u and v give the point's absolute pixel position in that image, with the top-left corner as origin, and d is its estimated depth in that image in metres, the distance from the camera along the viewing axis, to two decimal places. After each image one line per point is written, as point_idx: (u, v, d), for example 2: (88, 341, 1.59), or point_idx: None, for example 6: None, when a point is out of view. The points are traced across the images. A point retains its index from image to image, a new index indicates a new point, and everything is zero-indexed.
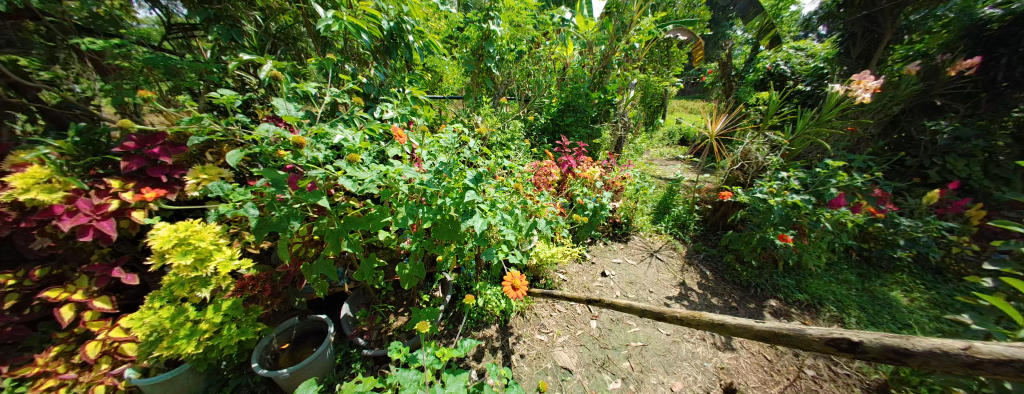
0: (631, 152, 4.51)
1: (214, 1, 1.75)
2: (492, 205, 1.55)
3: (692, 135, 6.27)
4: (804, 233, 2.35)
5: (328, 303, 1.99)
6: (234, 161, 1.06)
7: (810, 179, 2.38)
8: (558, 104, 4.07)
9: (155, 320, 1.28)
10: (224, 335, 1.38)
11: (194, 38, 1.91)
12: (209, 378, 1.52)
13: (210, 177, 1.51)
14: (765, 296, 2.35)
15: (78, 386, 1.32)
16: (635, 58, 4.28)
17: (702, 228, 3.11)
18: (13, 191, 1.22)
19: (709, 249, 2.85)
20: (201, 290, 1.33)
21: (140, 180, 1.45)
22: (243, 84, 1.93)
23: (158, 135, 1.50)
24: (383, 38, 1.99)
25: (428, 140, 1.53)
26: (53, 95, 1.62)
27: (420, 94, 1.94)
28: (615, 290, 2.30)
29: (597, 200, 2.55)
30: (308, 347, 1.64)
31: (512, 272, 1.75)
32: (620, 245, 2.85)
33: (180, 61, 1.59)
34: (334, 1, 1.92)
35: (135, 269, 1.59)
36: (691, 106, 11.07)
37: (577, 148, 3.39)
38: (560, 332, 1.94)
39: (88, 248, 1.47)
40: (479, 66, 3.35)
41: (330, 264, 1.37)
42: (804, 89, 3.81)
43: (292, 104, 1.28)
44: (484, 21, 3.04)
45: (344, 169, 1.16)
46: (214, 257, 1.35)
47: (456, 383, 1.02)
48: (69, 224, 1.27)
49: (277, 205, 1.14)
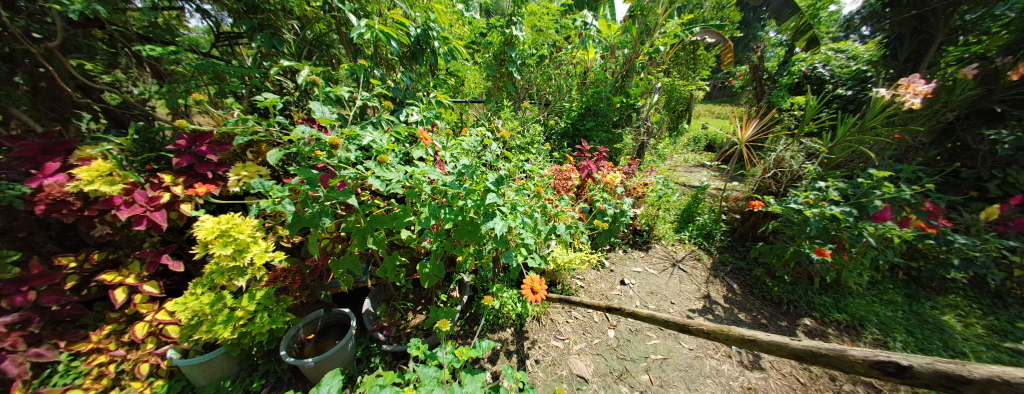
0: (654, 158, 4.41)
1: (258, 11, 1.89)
2: (512, 208, 1.55)
3: (719, 141, 6.05)
4: (845, 247, 2.19)
5: (351, 297, 2.06)
6: (274, 160, 1.13)
7: (851, 190, 2.21)
8: (579, 109, 4.02)
9: (196, 306, 1.38)
10: (256, 323, 1.45)
11: (238, 46, 2.15)
12: (242, 362, 1.61)
13: (250, 174, 1.60)
14: (798, 314, 2.21)
15: (126, 363, 1.45)
16: (659, 61, 4.21)
17: (729, 239, 2.98)
18: (80, 182, 1.34)
19: (737, 261, 2.72)
20: (238, 280, 1.41)
21: (189, 176, 1.58)
22: (282, 88, 2.07)
23: (206, 135, 1.63)
24: (410, 44, 2.08)
25: (451, 142, 1.57)
26: (114, 96, 1.79)
27: (444, 98, 2.00)
28: (635, 299, 2.24)
29: (618, 206, 2.50)
30: (331, 339, 1.70)
31: (531, 275, 1.74)
32: (641, 254, 2.78)
33: (226, 67, 1.70)
34: (366, 10, 2.02)
35: (181, 257, 1.71)
36: (718, 111, 10.60)
37: (598, 152, 3.34)
38: (576, 339, 1.91)
39: (141, 236, 1.61)
40: (500, 70, 3.42)
41: (355, 259, 1.42)
42: (846, 93, 3.70)
43: (328, 107, 1.35)
44: (507, 26, 3.13)
45: (373, 169, 1.20)
46: (251, 249, 1.44)
47: (473, 383, 1.01)
48: (126, 214, 1.38)
49: (310, 202, 1.20)
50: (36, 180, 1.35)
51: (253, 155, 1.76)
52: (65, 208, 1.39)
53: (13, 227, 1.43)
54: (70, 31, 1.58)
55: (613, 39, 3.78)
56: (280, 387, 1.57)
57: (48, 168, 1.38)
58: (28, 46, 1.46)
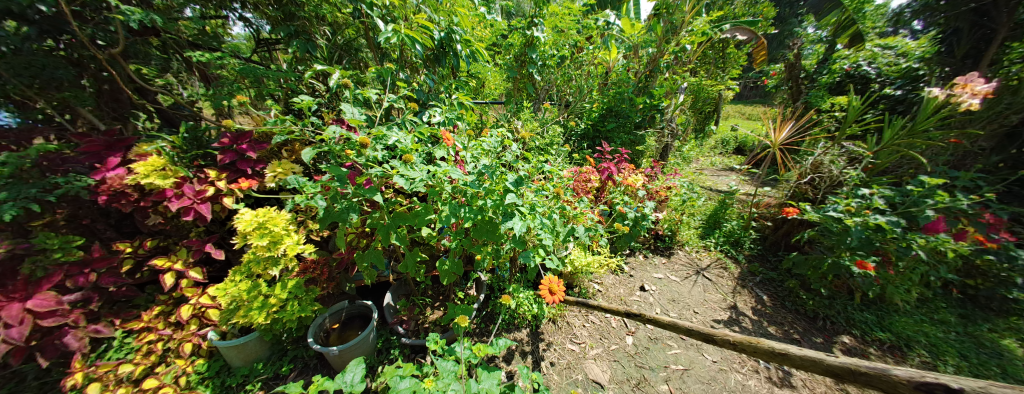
0: (678, 161, 4.28)
1: (295, 19, 2.01)
2: (531, 208, 1.56)
3: (750, 143, 5.76)
4: (890, 261, 2.03)
5: (374, 291, 2.13)
6: (308, 158, 1.20)
7: (899, 198, 2.04)
8: (600, 110, 3.95)
9: (235, 292, 1.48)
10: (288, 310, 1.54)
11: (275, 51, 2.27)
12: (273, 347, 1.71)
13: (284, 171, 1.72)
14: (835, 331, 2.07)
15: (172, 342, 1.58)
16: (685, 60, 4.08)
17: (759, 247, 2.83)
18: (137, 175, 1.47)
19: (767, 271, 2.58)
20: (272, 269, 1.51)
21: (231, 172, 1.71)
22: (315, 91, 2.19)
23: (247, 134, 1.76)
24: (434, 47, 2.15)
25: (472, 143, 1.60)
26: (166, 98, 2.01)
27: (466, 99, 2.05)
28: (655, 306, 2.18)
29: (639, 209, 2.45)
30: (354, 329, 1.77)
31: (549, 276, 1.74)
32: (663, 260, 2.70)
33: (266, 70, 1.82)
34: (393, 15, 2.10)
35: (222, 246, 1.86)
36: (749, 111, 10.10)
37: (619, 154, 3.27)
38: (592, 344, 1.88)
39: (188, 227, 1.76)
40: (521, 72, 3.45)
41: (379, 254, 1.46)
42: (893, 93, 3.35)
43: (358, 109, 1.42)
44: (528, 28, 3.17)
45: (398, 168, 1.24)
46: (285, 240, 1.53)
47: (490, 380, 1.02)
48: (176, 205, 1.51)
49: (339, 198, 1.26)
50: (100, 173, 1.49)
51: (287, 153, 1.87)
52: (124, 198, 1.54)
53: (79, 214, 1.61)
54: (130, 38, 1.75)
55: (636, 38, 3.68)
56: (306, 373, 1.66)
57: (110, 162, 1.53)
58: (95, 52, 1.63)
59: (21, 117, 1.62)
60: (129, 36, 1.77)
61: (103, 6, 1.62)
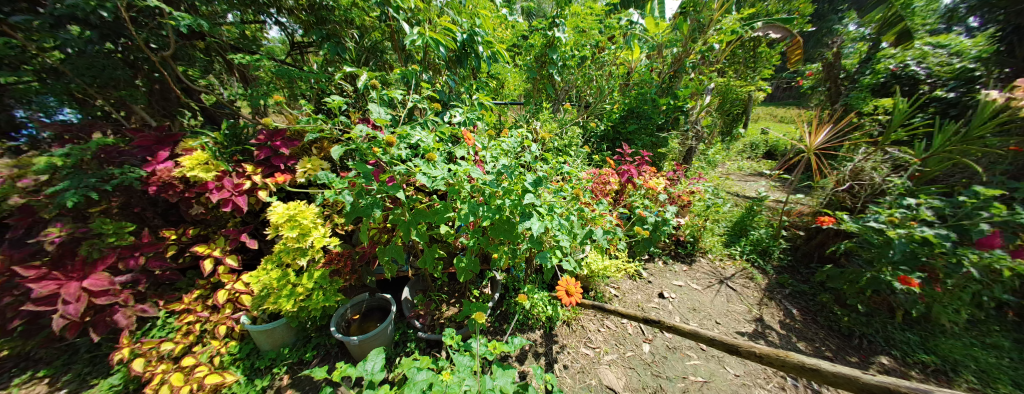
0: (702, 165, 4.13)
1: (326, 23, 2.11)
2: (549, 209, 1.56)
3: (782, 147, 5.46)
4: (938, 278, 1.87)
5: (393, 285, 2.19)
6: (337, 155, 1.25)
7: (950, 210, 1.88)
8: (621, 111, 3.83)
9: (267, 279, 1.58)
10: (313, 299, 1.61)
11: (307, 53, 2.40)
12: (298, 334, 1.80)
13: (313, 167, 1.80)
14: (873, 351, 1.93)
15: (209, 323, 1.69)
16: (713, 60, 3.93)
17: (789, 258, 2.68)
18: (184, 168, 1.61)
19: (797, 284, 2.44)
20: (300, 259, 1.58)
21: (266, 166, 1.82)
22: (343, 91, 2.29)
23: (280, 131, 1.86)
24: (456, 49, 2.19)
25: (491, 143, 1.62)
26: (208, 98, 2.17)
27: (486, 100, 2.08)
28: (674, 314, 2.11)
29: (660, 214, 2.37)
30: (373, 321, 1.83)
31: (566, 278, 1.72)
32: (683, 267, 2.62)
33: (299, 72, 1.93)
34: (418, 18, 2.15)
35: (256, 237, 1.98)
36: (782, 114, 9.57)
37: (640, 157, 3.19)
38: (607, 349, 1.85)
39: (226, 217, 1.88)
40: (541, 72, 3.44)
41: (400, 249, 1.50)
42: (945, 95, 3.05)
43: (385, 109, 1.47)
44: (549, 28, 3.16)
45: (421, 167, 1.28)
46: (312, 233, 1.61)
47: (505, 377, 1.02)
48: (217, 197, 1.62)
49: (364, 194, 1.31)
50: (151, 166, 1.64)
51: (316, 150, 1.97)
52: (171, 189, 1.66)
53: (131, 203, 1.76)
54: (179, 42, 1.91)
55: (661, 37, 3.57)
56: (328, 359, 1.74)
57: (160, 155, 1.67)
58: (150, 54, 1.79)
59: (83, 113, 1.82)
60: (177, 40, 1.92)
61: (157, 13, 1.77)
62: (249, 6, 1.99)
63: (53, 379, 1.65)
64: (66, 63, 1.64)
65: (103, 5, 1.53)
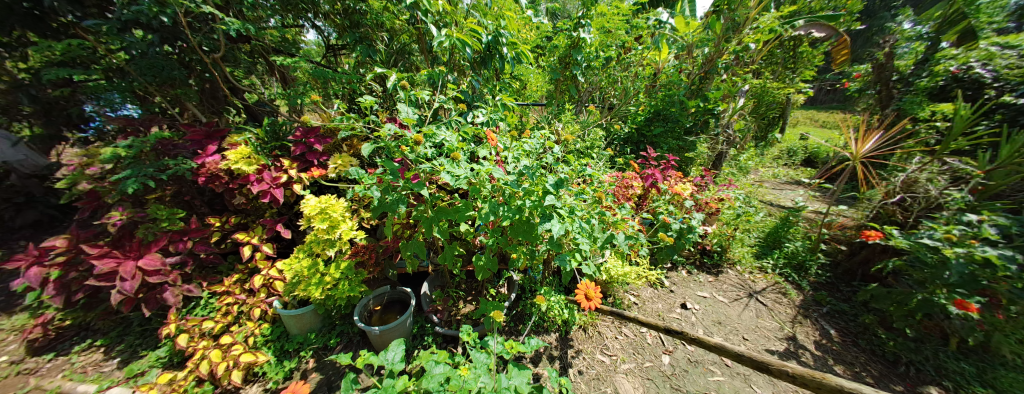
0: (733, 171, 3.94)
1: (359, 27, 2.22)
2: (569, 211, 1.54)
3: (822, 154, 5.10)
4: (1001, 304, 1.68)
5: (413, 280, 2.26)
6: (366, 153, 1.31)
7: (1019, 229, 1.68)
8: (646, 113, 3.65)
9: (299, 267, 1.68)
10: (339, 289, 1.69)
11: (340, 55, 2.52)
12: (324, 320, 1.89)
13: (343, 163, 1.89)
14: (923, 380, 1.75)
15: (246, 306, 1.81)
16: (748, 60, 3.73)
17: (828, 274, 2.49)
18: (230, 161, 1.74)
19: (837, 302, 2.27)
20: (329, 250, 1.67)
21: (301, 162, 1.93)
22: (373, 91, 2.40)
23: (315, 129, 1.97)
24: (482, 51, 2.24)
25: (513, 144, 1.63)
26: (251, 96, 2.33)
27: (509, 101, 2.11)
28: (697, 326, 2.03)
29: (686, 221, 2.28)
30: (393, 313, 1.89)
31: (585, 281, 1.70)
32: (709, 278, 2.51)
33: (334, 73, 2.04)
34: (445, 20, 2.20)
35: (290, 227, 2.10)
36: (823, 118, 8.96)
37: (665, 161, 3.08)
38: (624, 358, 1.80)
39: (264, 208, 2.01)
40: (564, 73, 3.40)
41: (421, 245, 1.54)
42: (1017, 101, 2.70)
43: (413, 109, 1.52)
44: (574, 29, 3.12)
45: (445, 165, 1.31)
46: (341, 226, 1.69)
47: (520, 377, 1.03)
48: (257, 188, 1.73)
49: (390, 190, 1.36)
50: (200, 158, 1.78)
51: (347, 147, 2.07)
52: (217, 180, 1.80)
53: (182, 191, 1.93)
54: (227, 45, 2.07)
55: (692, 37, 3.42)
56: (350, 347, 1.82)
57: (209, 149, 1.81)
58: (202, 56, 1.95)
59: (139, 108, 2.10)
60: (227, 44, 2.08)
61: (210, 18, 1.92)
62: (290, 11, 2.12)
63: (110, 348, 1.83)
64: (131, 63, 1.83)
65: (164, 11, 1.68)
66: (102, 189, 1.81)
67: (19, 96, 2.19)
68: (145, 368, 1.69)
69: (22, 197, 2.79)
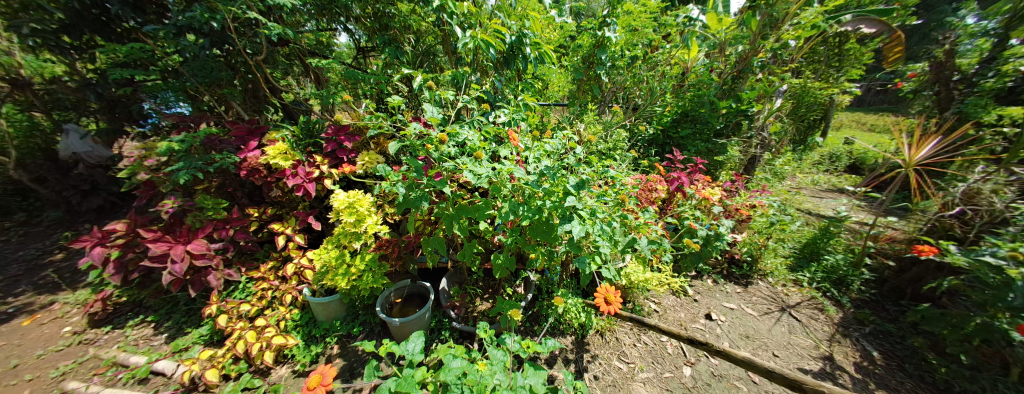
0: (767, 176, 3.73)
1: (388, 29, 2.30)
2: (590, 214, 1.51)
3: (870, 160, 4.69)
4: None
5: (432, 276, 2.31)
6: (393, 150, 1.36)
7: None
8: (673, 114, 3.57)
9: (327, 258, 1.76)
10: (363, 280, 1.76)
11: (369, 57, 2.62)
12: (348, 309, 1.98)
13: (370, 160, 1.97)
14: None
15: (278, 292, 1.93)
16: (786, 59, 3.51)
17: (872, 291, 2.30)
18: (269, 156, 1.86)
19: (881, 322, 2.09)
20: (355, 243, 1.74)
21: (332, 158, 2.03)
22: (399, 91, 2.48)
23: (345, 127, 2.07)
24: (505, 51, 2.26)
25: (535, 144, 1.63)
26: (288, 96, 2.48)
27: (531, 101, 2.12)
28: (722, 339, 1.94)
29: (713, 227, 2.15)
30: (413, 307, 1.95)
31: (605, 285, 1.66)
32: (737, 289, 2.39)
33: (364, 74, 2.13)
34: (470, 22, 2.24)
35: (320, 220, 2.22)
36: (872, 121, 8.26)
37: (692, 164, 2.96)
38: (642, 366, 1.75)
39: (298, 201, 2.14)
40: (588, 73, 3.34)
41: (441, 241, 1.57)
42: None
43: (437, 109, 1.55)
44: (599, 28, 3.08)
45: (467, 164, 1.33)
46: (367, 220, 1.77)
47: (536, 377, 1.03)
48: (292, 182, 1.84)
49: (414, 187, 1.40)
50: (243, 153, 1.92)
51: (374, 145, 2.16)
52: (256, 173, 1.93)
53: (226, 183, 2.09)
54: (268, 48, 2.21)
55: (724, 34, 3.22)
56: (372, 336, 1.89)
57: (251, 145, 1.94)
58: (247, 59, 2.10)
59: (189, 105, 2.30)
60: (268, 47, 2.23)
61: (253, 23, 2.07)
62: (325, 15, 2.25)
63: (159, 324, 2.01)
64: (185, 65, 2.00)
65: (214, 17, 1.82)
66: (158, 179, 1.99)
67: (88, 94, 2.45)
68: (189, 343, 1.84)
69: (87, 185, 3.16)
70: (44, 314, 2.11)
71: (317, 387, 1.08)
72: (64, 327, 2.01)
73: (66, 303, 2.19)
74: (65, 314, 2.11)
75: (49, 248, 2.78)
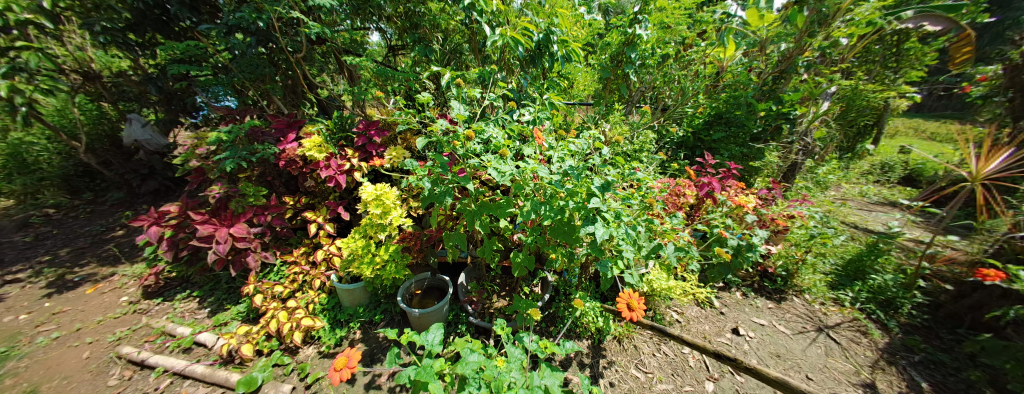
0: (807, 184, 3.48)
1: (418, 27, 2.36)
2: (615, 216, 1.47)
3: (929, 172, 4.27)
4: None
5: (451, 270, 2.35)
6: (420, 145, 1.38)
7: None
8: (706, 116, 3.43)
9: (354, 247, 1.84)
10: (386, 270, 1.83)
11: (398, 55, 2.71)
12: (371, 297, 2.06)
13: (397, 155, 2.03)
14: None
15: (308, 277, 2.04)
16: (836, 58, 3.24)
17: (925, 316, 2.09)
18: (305, 148, 1.97)
19: (935, 351, 1.89)
20: (380, 234, 1.81)
21: (362, 152, 2.12)
22: (426, 88, 2.54)
23: (375, 122, 2.15)
24: (532, 49, 2.25)
25: (559, 143, 1.62)
26: (323, 92, 2.62)
27: (556, 99, 2.10)
28: (750, 355, 1.84)
29: (746, 237, 2.04)
30: (432, 298, 2.00)
31: (627, 291, 1.62)
32: (768, 304, 2.26)
33: (395, 72, 2.20)
34: (499, 20, 2.25)
35: (349, 211, 2.32)
36: (931, 128, 7.53)
37: (724, 170, 2.81)
38: (661, 378, 1.69)
39: (329, 191, 2.25)
40: (615, 72, 3.26)
41: (462, 237, 1.60)
42: None
43: (464, 106, 1.58)
44: (630, 25, 2.98)
45: (492, 162, 1.34)
46: (392, 212, 1.82)
47: (553, 378, 1.02)
48: (325, 173, 1.94)
49: (439, 182, 1.42)
50: (282, 145, 2.04)
51: (401, 140, 2.23)
52: (293, 164, 2.04)
53: (266, 172, 2.23)
54: (307, 47, 2.33)
55: (766, 31, 2.97)
56: (392, 324, 1.95)
57: (289, 137, 2.06)
58: (288, 56, 2.24)
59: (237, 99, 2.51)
60: (307, 45, 2.36)
61: (295, 23, 2.19)
62: (359, 15, 2.35)
63: (202, 299, 2.19)
64: (234, 61, 2.15)
65: (260, 17, 1.95)
66: (207, 167, 2.17)
67: (149, 87, 2.61)
68: (228, 319, 1.99)
69: (146, 170, 3.48)
70: (105, 284, 2.36)
71: (343, 369, 1.16)
72: (121, 297, 2.23)
73: (123, 275, 2.43)
74: (123, 285, 2.34)
75: (112, 225, 3.10)
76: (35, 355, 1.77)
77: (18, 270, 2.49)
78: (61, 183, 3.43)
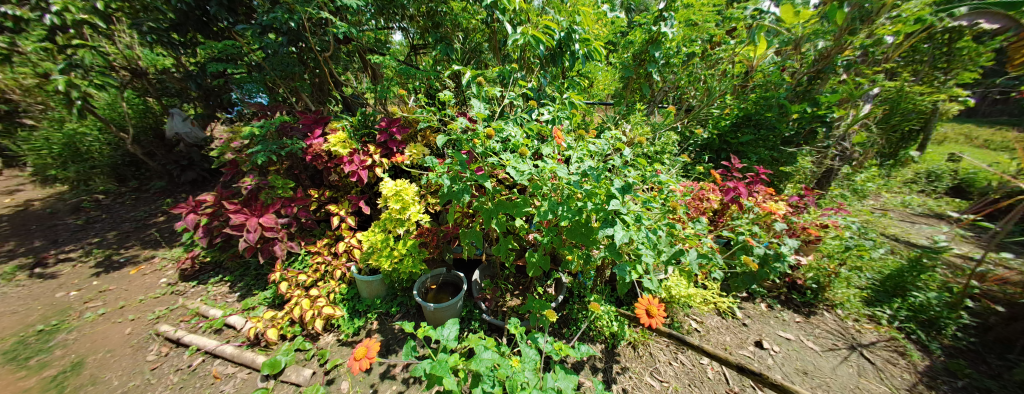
0: (842, 192, 3.27)
1: (440, 26, 2.39)
2: (635, 219, 1.43)
3: (982, 183, 3.92)
4: None
5: (466, 267, 2.37)
6: (440, 143, 1.40)
7: None
8: (734, 116, 3.23)
9: (374, 240, 1.90)
10: (404, 263, 1.87)
11: (420, 53, 2.76)
12: (389, 290, 2.12)
13: (417, 152, 2.07)
14: None
15: (330, 267, 2.12)
16: (879, 57, 3.03)
17: (974, 340, 1.91)
18: (330, 143, 2.04)
19: (985, 378, 1.74)
20: (399, 228, 1.85)
21: (383, 148, 2.17)
22: (446, 87, 2.57)
23: (397, 119, 2.20)
24: (553, 48, 2.24)
25: (579, 144, 1.59)
26: (348, 90, 2.71)
27: (576, 99, 2.07)
28: (774, 370, 1.75)
29: (774, 246, 1.94)
30: (446, 294, 2.03)
31: (645, 296, 1.58)
32: (796, 318, 2.15)
33: (417, 71, 2.25)
34: (520, 19, 2.24)
35: (369, 205, 2.39)
36: (985, 135, 6.92)
37: (751, 175, 2.68)
38: (678, 387, 1.64)
39: (351, 186, 2.32)
40: (638, 71, 3.21)
41: (479, 234, 1.61)
42: None
43: (484, 105, 1.59)
44: (654, 23, 2.90)
45: (510, 160, 1.34)
46: (411, 208, 1.86)
47: (567, 380, 1.01)
48: (348, 168, 2.00)
49: (457, 180, 1.44)
50: (309, 140, 2.12)
51: (421, 138, 2.27)
52: (319, 158, 2.12)
53: (293, 166, 2.33)
54: (334, 46, 2.41)
55: (802, 28, 2.90)
56: (407, 317, 2.00)
57: (315, 132, 2.14)
58: (316, 55, 2.32)
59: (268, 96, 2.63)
60: (334, 44, 2.44)
61: (324, 22, 2.28)
62: (383, 15, 2.41)
63: (233, 284, 2.32)
64: (267, 60, 2.26)
65: (292, 17, 2.03)
66: (240, 159, 2.29)
67: (190, 83, 2.78)
68: (256, 304, 2.11)
69: (186, 161, 3.72)
70: (146, 266, 2.54)
71: (362, 358, 1.20)
72: (161, 279, 2.40)
73: (163, 258, 2.61)
74: (162, 268, 2.52)
75: (154, 211, 3.34)
76: (83, 329, 1.94)
77: (71, 250, 2.72)
78: (111, 171, 3.72)
